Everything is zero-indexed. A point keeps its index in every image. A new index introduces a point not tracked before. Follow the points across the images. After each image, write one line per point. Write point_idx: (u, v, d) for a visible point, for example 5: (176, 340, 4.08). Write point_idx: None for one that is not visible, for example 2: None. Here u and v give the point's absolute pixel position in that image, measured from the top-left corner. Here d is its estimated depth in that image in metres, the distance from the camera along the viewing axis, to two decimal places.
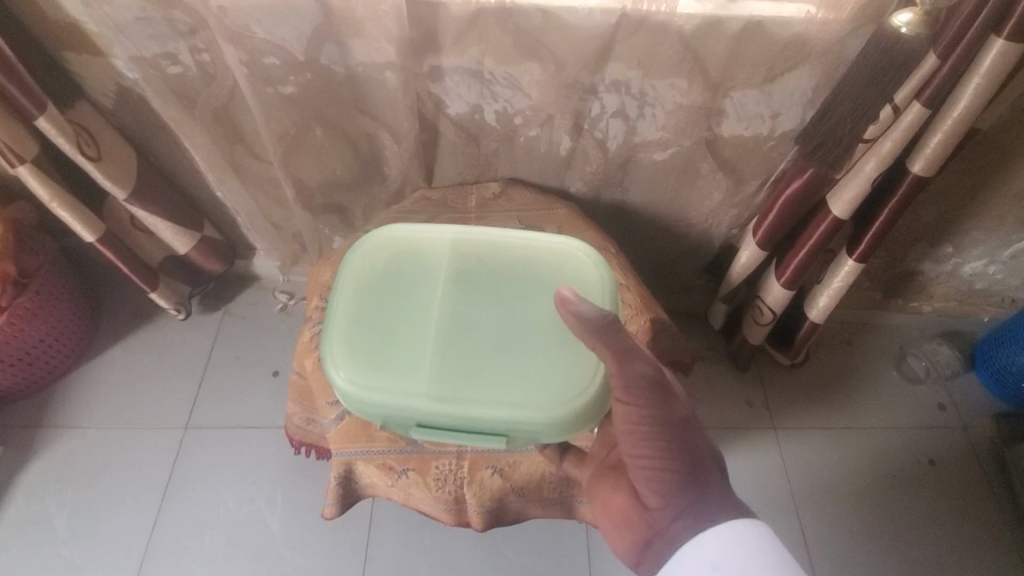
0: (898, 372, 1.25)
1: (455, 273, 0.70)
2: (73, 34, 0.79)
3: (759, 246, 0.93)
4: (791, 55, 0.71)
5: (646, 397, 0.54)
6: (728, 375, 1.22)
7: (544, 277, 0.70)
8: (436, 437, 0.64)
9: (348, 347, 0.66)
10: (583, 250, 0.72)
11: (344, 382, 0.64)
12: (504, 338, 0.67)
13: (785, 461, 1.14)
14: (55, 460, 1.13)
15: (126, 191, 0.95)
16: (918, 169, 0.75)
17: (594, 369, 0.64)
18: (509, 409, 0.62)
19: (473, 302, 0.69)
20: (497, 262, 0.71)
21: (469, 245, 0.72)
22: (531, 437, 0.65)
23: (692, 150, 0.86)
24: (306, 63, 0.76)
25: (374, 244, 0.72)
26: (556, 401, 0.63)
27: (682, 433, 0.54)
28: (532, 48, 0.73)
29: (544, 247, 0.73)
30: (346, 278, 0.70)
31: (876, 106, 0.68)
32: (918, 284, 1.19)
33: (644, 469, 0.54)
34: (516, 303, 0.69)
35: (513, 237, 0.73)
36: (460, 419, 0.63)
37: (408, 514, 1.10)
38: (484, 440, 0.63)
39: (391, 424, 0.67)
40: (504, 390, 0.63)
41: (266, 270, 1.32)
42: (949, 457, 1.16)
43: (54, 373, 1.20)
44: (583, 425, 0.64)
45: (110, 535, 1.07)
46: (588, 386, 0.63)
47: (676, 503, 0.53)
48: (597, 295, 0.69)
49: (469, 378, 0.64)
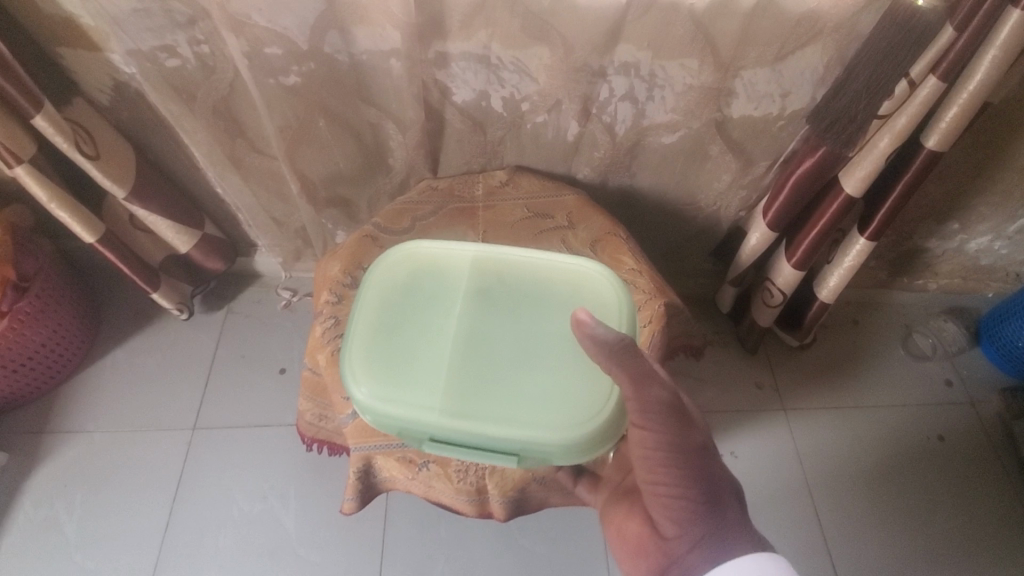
0: (905, 350, 1.25)
1: (473, 289, 0.69)
2: (66, 29, 0.77)
3: (770, 229, 0.93)
4: (803, 32, 0.70)
5: (663, 422, 0.52)
6: (737, 359, 1.23)
7: (560, 297, 0.69)
8: (448, 453, 0.63)
9: (365, 359, 0.65)
10: (604, 273, 0.70)
11: (361, 395, 0.64)
12: (519, 357, 0.66)
13: (796, 446, 1.14)
14: (61, 466, 1.12)
15: (126, 190, 0.93)
16: (932, 143, 0.75)
17: (609, 395, 0.63)
18: (523, 429, 0.61)
19: (488, 320, 0.68)
20: (516, 281, 0.70)
21: (490, 262, 0.71)
22: (542, 459, 0.63)
23: (701, 132, 0.86)
24: (309, 52, 0.74)
25: (396, 256, 0.72)
26: (570, 423, 0.61)
27: (698, 460, 0.53)
28: (541, 31, 0.72)
29: (563, 268, 0.71)
30: (366, 288, 0.70)
31: (891, 80, 0.67)
32: (924, 260, 1.19)
33: (660, 496, 0.54)
34: (532, 322, 0.68)
35: (531, 255, 0.72)
36: (473, 437, 0.62)
37: (421, 508, 1.10)
38: (495, 459, 0.61)
39: (403, 437, 0.66)
40: (519, 409, 0.62)
41: (268, 267, 1.31)
42: (959, 433, 1.17)
43: (58, 377, 1.18)
44: (598, 447, 0.63)
45: (122, 538, 1.06)
46: (603, 409, 0.62)
47: (693, 532, 0.53)
48: (615, 318, 0.67)
49: (484, 396, 0.63)
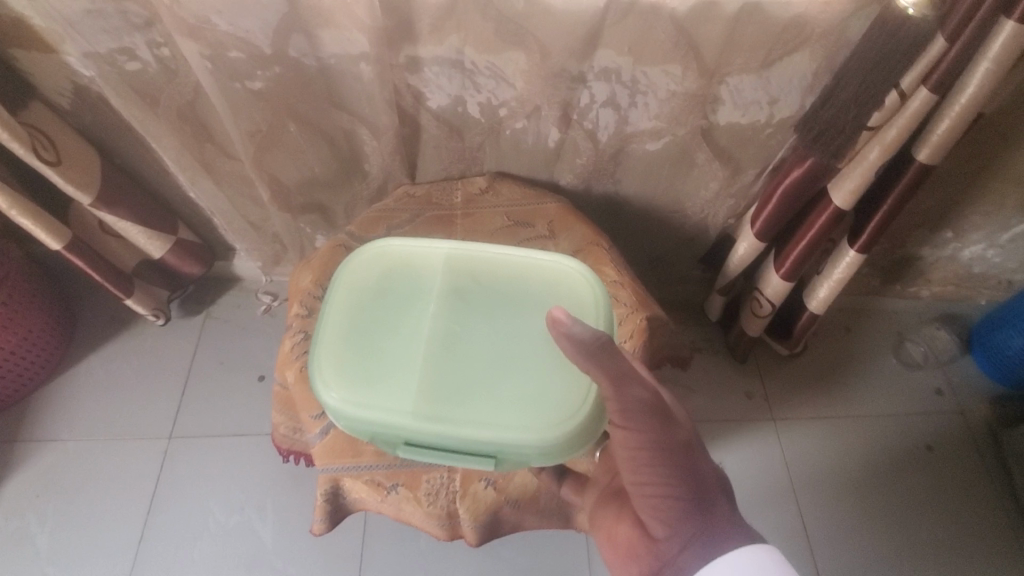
0: (897, 359, 1.23)
1: (448, 288, 0.65)
2: (17, 31, 0.73)
3: (758, 238, 0.90)
4: (790, 38, 0.66)
5: (645, 420, 0.50)
6: (727, 367, 1.20)
7: (537, 296, 0.65)
8: (423, 456, 0.60)
9: (335, 361, 0.61)
10: (580, 269, 0.67)
11: (333, 400, 0.60)
12: (496, 357, 0.62)
13: (783, 455, 1.13)
14: (33, 476, 1.10)
15: (91, 196, 0.90)
16: (923, 156, 0.72)
17: (586, 394, 0.60)
18: (500, 432, 0.58)
19: (464, 320, 0.63)
20: (492, 278, 0.66)
21: (465, 260, 0.67)
22: (521, 460, 0.60)
23: (687, 139, 0.82)
24: (273, 56, 0.71)
25: (367, 257, 0.67)
26: (548, 423, 0.58)
27: (684, 458, 0.51)
28: (516, 36, 0.68)
29: (540, 265, 0.67)
30: (336, 291, 0.65)
31: (881, 90, 0.64)
32: (917, 269, 1.16)
33: (646, 495, 0.52)
34: (508, 321, 0.64)
35: (506, 251, 0.68)
36: (449, 440, 0.58)
37: (400, 532, 1.06)
38: (472, 462, 0.58)
39: (377, 441, 0.62)
40: (496, 411, 0.59)
41: (248, 270, 1.28)
42: (947, 442, 1.15)
43: (29, 385, 1.15)
44: (575, 448, 0.60)
45: (96, 550, 1.04)
46: (580, 410, 0.59)
47: (684, 531, 0.50)
48: (591, 315, 0.64)
49: (460, 398, 0.59)
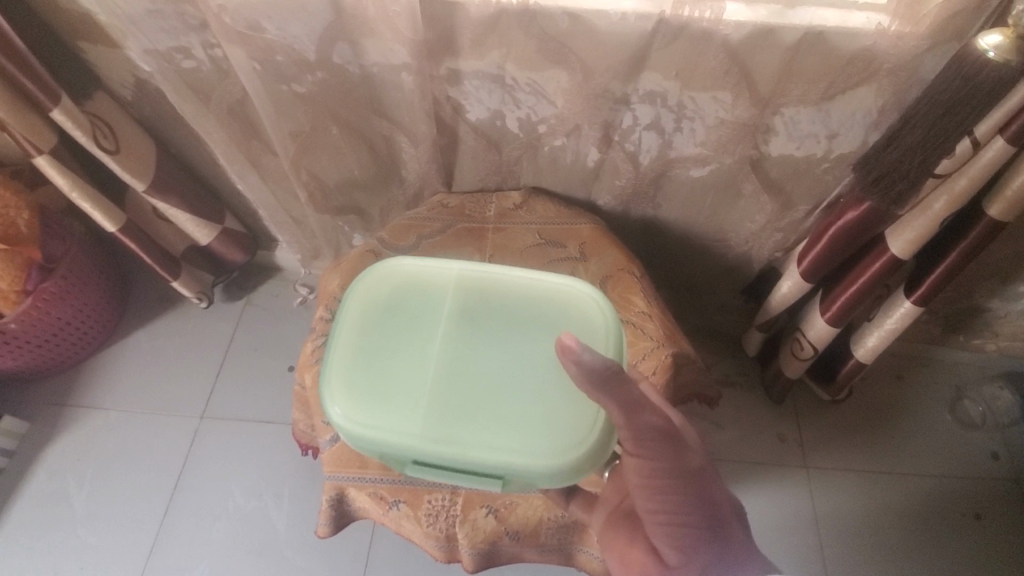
0: (951, 416, 1.13)
1: (458, 308, 0.63)
2: (86, 25, 0.77)
3: (804, 278, 0.84)
4: (854, 72, 0.61)
5: (658, 447, 0.49)
6: (761, 407, 1.14)
7: (548, 317, 0.63)
8: (431, 477, 0.58)
9: (344, 380, 0.60)
10: (593, 293, 0.64)
11: (340, 416, 0.59)
12: (505, 381, 0.60)
13: (813, 506, 1.06)
14: (77, 440, 1.17)
15: (145, 183, 0.94)
16: (995, 212, 0.66)
17: (594, 421, 0.57)
18: (507, 457, 0.56)
19: (474, 340, 0.61)
20: (503, 298, 0.63)
21: (475, 280, 0.64)
22: (529, 483, 0.58)
23: (734, 169, 0.78)
24: (317, 62, 0.72)
25: (377, 276, 0.65)
26: (555, 451, 0.56)
27: (696, 485, 0.50)
28: (559, 54, 0.66)
29: (552, 287, 0.65)
30: (345, 310, 0.64)
31: (952, 137, 0.59)
32: (983, 320, 1.06)
33: (662, 524, 0.51)
34: (518, 343, 0.61)
35: (517, 271, 0.65)
36: (456, 462, 0.56)
37: (406, 546, 1.06)
38: (479, 484, 0.56)
39: (386, 459, 0.61)
40: (502, 436, 0.57)
41: (289, 262, 1.31)
42: (1000, 513, 1.05)
43: (82, 354, 1.22)
44: (582, 473, 0.58)
45: (125, 517, 1.10)
46: (585, 438, 0.57)
47: (699, 559, 0.50)
48: (603, 341, 0.61)
49: (468, 419, 0.57)
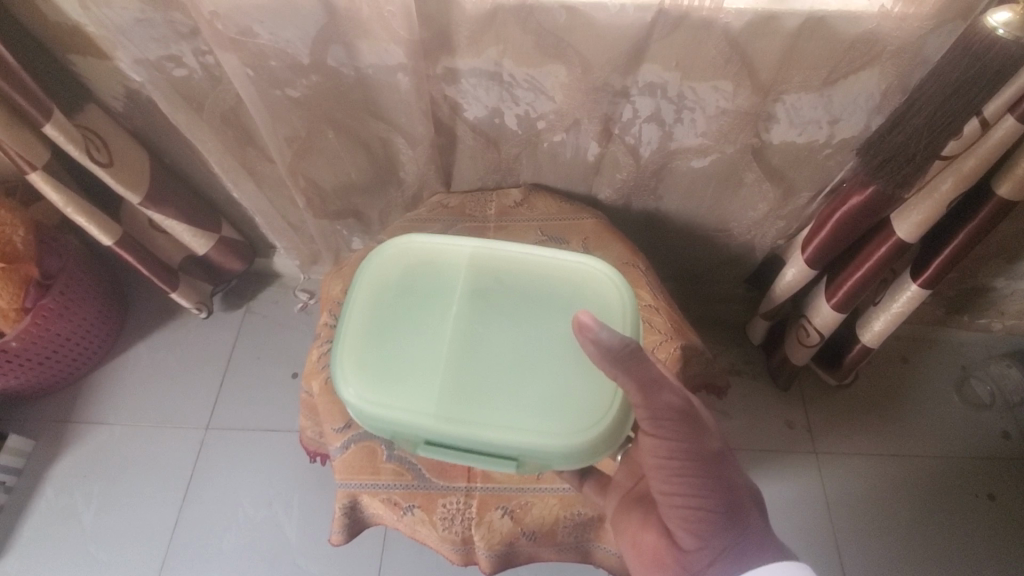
0: (960, 397, 1.13)
1: (471, 288, 0.62)
2: (74, 37, 0.76)
3: (809, 265, 0.84)
4: (857, 55, 0.61)
5: (675, 429, 0.49)
6: (769, 394, 1.14)
7: (561, 298, 0.62)
8: (443, 457, 0.58)
9: (358, 357, 0.59)
10: (607, 273, 0.64)
11: (353, 396, 0.58)
12: (518, 360, 0.59)
13: (825, 492, 1.06)
14: (83, 456, 1.16)
15: (140, 195, 0.93)
16: (1004, 192, 0.66)
17: (611, 401, 0.57)
18: (524, 435, 0.55)
19: (488, 320, 0.61)
20: (517, 279, 0.63)
21: (490, 260, 0.64)
22: (543, 464, 0.58)
23: (736, 158, 0.77)
24: (311, 65, 0.70)
25: (391, 254, 0.65)
26: (571, 430, 0.56)
27: (715, 469, 0.50)
28: (557, 49, 0.66)
29: (565, 267, 0.64)
30: (358, 288, 0.63)
31: (959, 118, 0.58)
32: (987, 300, 1.07)
33: (676, 508, 0.52)
34: (531, 322, 0.61)
35: (531, 252, 0.65)
36: (470, 441, 0.56)
37: (419, 549, 1.06)
38: (492, 464, 0.56)
39: (397, 439, 0.60)
40: (517, 414, 0.56)
41: (288, 268, 1.30)
42: (1011, 493, 1.05)
43: (83, 368, 1.21)
44: (598, 454, 0.57)
45: (133, 532, 1.09)
46: (602, 417, 0.56)
47: (714, 545, 0.51)
48: (618, 321, 0.61)
49: (482, 398, 0.57)
